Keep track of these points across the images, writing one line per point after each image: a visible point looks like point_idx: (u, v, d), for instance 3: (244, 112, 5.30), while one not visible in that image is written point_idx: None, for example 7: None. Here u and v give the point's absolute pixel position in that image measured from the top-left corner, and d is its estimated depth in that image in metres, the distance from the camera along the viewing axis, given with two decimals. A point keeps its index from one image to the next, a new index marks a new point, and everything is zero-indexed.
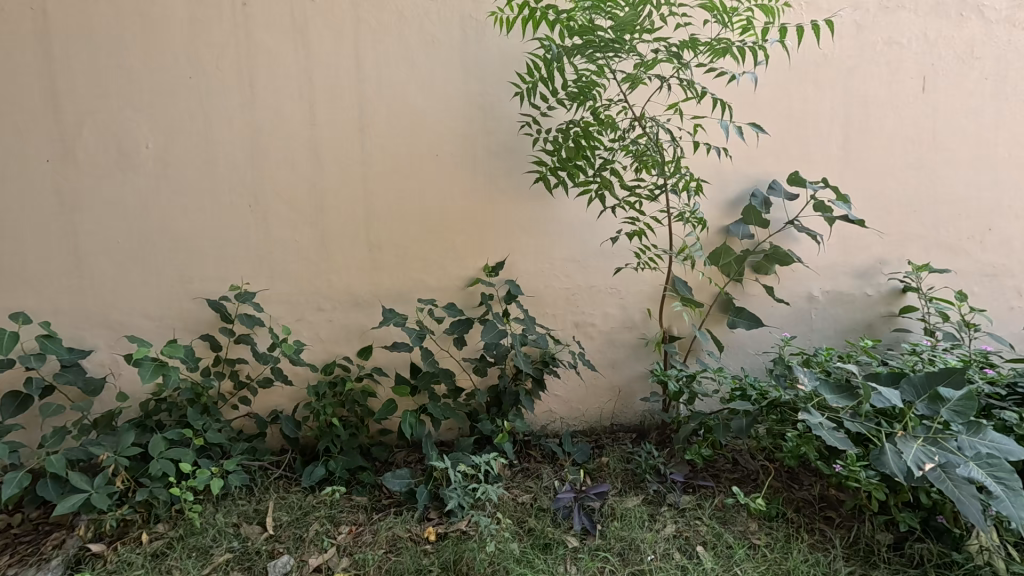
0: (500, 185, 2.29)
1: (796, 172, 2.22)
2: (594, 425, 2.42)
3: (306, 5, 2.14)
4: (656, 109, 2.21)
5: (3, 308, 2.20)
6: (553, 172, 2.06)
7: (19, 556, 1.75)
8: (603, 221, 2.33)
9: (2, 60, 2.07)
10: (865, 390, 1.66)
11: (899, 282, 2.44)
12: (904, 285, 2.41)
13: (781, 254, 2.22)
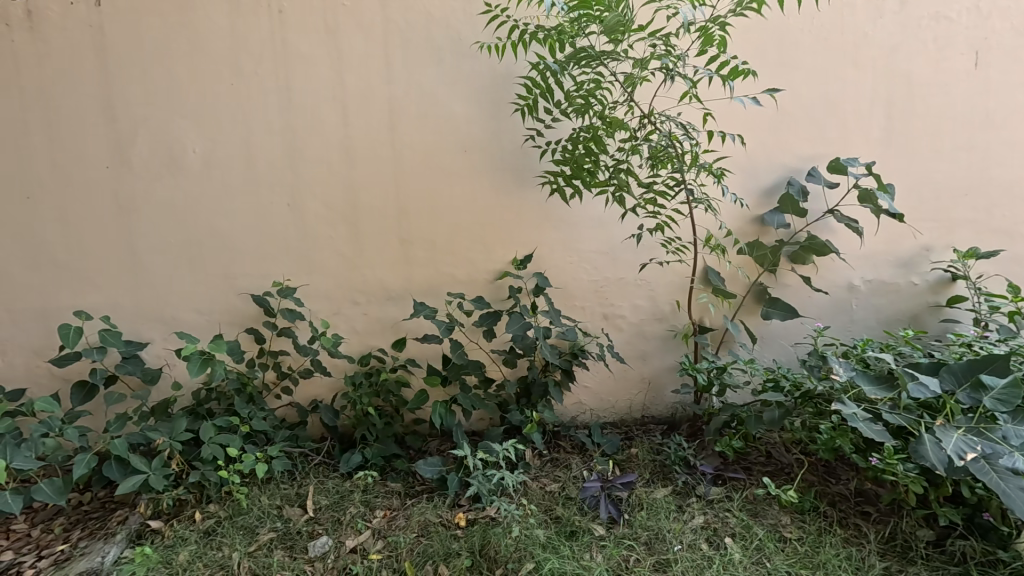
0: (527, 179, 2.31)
1: (837, 160, 2.11)
2: (624, 417, 2.42)
3: (337, 9, 2.22)
4: (664, 103, 2.22)
5: (71, 304, 2.38)
6: (568, 180, 2.10)
7: (89, 530, 1.92)
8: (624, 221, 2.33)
9: (66, 74, 2.25)
10: (903, 379, 1.63)
11: (944, 271, 2.32)
12: (951, 274, 2.28)
13: (819, 245, 2.15)
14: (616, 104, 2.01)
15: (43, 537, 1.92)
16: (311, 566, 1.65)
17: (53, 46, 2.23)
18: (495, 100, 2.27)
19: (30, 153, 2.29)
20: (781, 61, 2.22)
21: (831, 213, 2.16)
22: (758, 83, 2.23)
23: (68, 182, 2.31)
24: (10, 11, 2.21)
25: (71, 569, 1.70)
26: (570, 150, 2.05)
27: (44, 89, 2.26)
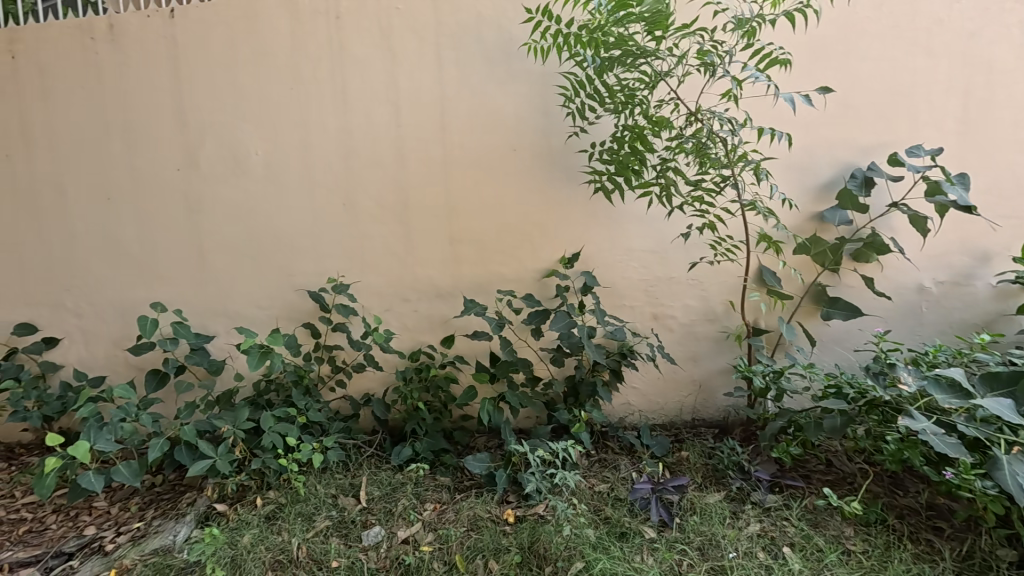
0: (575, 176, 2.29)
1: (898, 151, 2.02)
2: (674, 419, 2.37)
3: (391, 13, 2.28)
4: (709, 100, 2.17)
5: (145, 298, 2.54)
6: (611, 180, 2.08)
7: (161, 510, 2.05)
8: (672, 220, 2.29)
9: (143, 83, 2.41)
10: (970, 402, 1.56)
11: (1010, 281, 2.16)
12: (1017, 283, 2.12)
13: (883, 241, 2.04)
14: (660, 102, 1.97)
15: (120, 515, 2.06)
16: (365, 554, 1.70)
17: (132, 57, 2.39)
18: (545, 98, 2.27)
19: (111, 157, 2.46)
20: (832, 52, 2.12)
21: (895, 207, 2.04)
22: (810, 76, 2.15)
23: (143, 183, 2.46)
24: (95, 25, 2.39)
25: (146, 546, 1.82)
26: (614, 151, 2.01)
27: (124, 97, 2.42)
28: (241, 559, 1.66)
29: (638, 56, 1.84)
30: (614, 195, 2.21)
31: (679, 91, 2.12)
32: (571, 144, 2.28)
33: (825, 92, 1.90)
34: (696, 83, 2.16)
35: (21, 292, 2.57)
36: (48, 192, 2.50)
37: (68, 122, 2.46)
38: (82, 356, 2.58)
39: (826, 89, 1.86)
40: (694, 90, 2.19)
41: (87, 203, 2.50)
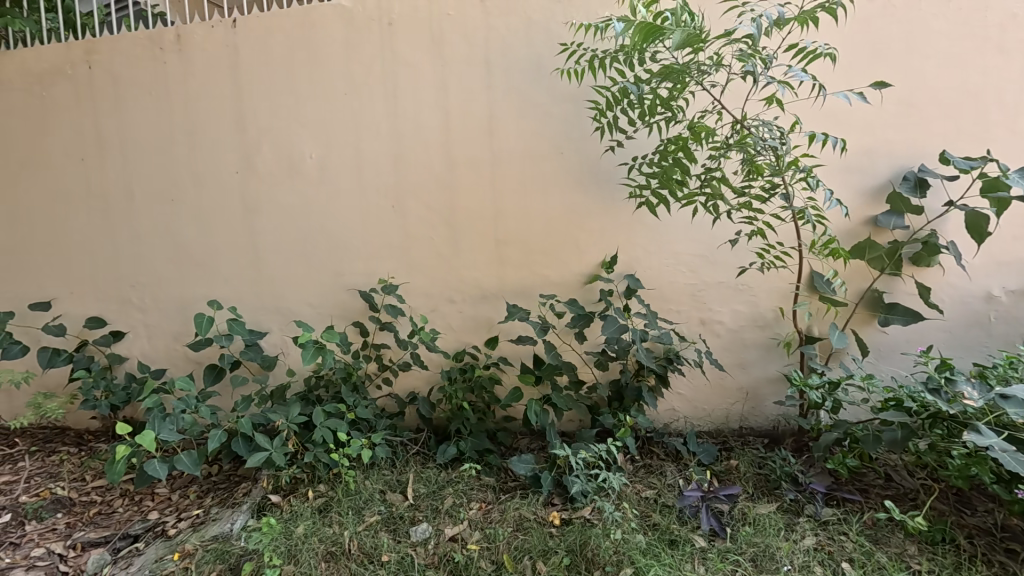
0: (619, 182, 2.27)
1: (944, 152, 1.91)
2: (721, 427, 2.32)
3: (442, 19, 2.32)
4: (754, 107, 2.09)
5: (204, 294, 2.66)
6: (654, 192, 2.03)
7: (219, 499, 2.14)
8: (719, 227, 2.25)
9: (207, 90, 2.52)
10: None
11: None
12: None
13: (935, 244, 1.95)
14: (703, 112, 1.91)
15: (180, 502, 2.16)
16: (414, 550, 1.73)
17: (197, 65, 2.51)
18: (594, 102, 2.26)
19: (175, 161, 2.59)
20: (892, 51, 2.05)
21: (952, 206, 1.92)
22: (866, 74, 2.08)
23: (205, 186, 2.58)
24: (164, 36, 2.52)
25: (206, 532, 1.90)
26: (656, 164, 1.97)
27: (188, 105, 2.54)
28: (296, 549, 1.71)
29: (677, 69, 1.80)
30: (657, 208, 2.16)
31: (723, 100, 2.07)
32: (611, 161, 2.28)
33: (881, 87, 1.81)
34: (741, 91, 2.10)
35: (91, 288, 2.73)
36: (117, 194, 2.65)
37: (137, 128, 2.60)
38: (144, 350, 2.72)
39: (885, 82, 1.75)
40: (738, 96, 2.11)
41: (153, 204, 2.63)
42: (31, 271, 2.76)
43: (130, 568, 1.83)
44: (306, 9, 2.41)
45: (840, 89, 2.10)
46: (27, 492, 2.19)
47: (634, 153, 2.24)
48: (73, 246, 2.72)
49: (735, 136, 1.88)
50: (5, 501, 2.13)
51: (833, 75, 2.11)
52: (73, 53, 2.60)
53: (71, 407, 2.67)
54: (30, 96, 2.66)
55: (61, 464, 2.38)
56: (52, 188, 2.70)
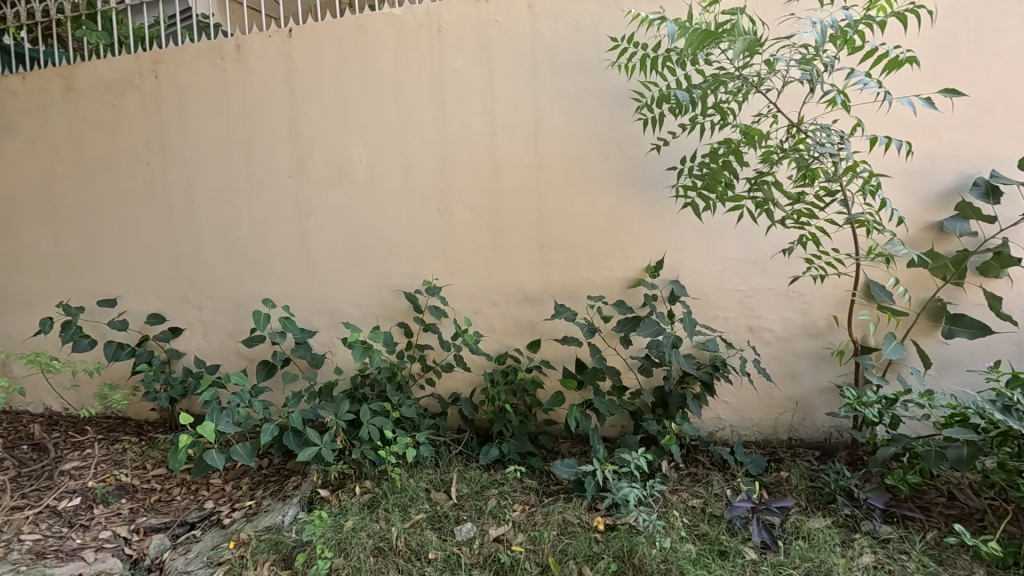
0: (664, 187, 2.26)
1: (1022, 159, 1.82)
2: (769, 437, 2.26)
3: (490, 25, 2.35)
4: (812, 110, 2.05)
5: (257, 293, 2.76)
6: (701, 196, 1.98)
7: (270, 491, 2.22)
8: (773, 235, 2.20)
9: (263, 96, 2.63)
10: None
11: None
12: None
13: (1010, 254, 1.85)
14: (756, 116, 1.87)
15: (234, 492, 2.25)
16: (459, 549, 1.75)
17: (254, 74, 2.62)
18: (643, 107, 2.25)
19: (232, 165, 2.71)
20: (961, 53, 1.97)
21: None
22: (935, 77, 2.00)
23: (259, 189, 2.69)
24: (224, 46, 2.64)
25: (259, 523, 1.97)
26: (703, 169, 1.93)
27: (245, 111, 2.66)
28: (346, 543, 1.76)
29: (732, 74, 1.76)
30: (703, 211, 2.11)
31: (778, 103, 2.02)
32: (661, 163, 2.25)
33: (953, 95, 1.71)
34: (797, 93, 2.06)
35: (153, 286, 2.87)
36: (179, 197, 2.79)
37: (198, 134, 2.73)
38: (201, 345, 2.84)
39: (957, 89, 1.68)
40: (795, 100, 2.06)
41: (211, 206, 2.76)
42: (99, 268, 2.92)
43: (189, 554, 1.91)
44: (359, 19, 2.48)
45: (907, 93, 2.03)
46: (94, 477, 2.32)
47: (675, 155, 2.23)
48: (137, 246, 2.87)
49: (791, 140, 1.82)
50: (75, 485, 2.26)
51: (899, 80, 2.04)
52: (141, 63, 2.75)
53: (133, 399, 2.81)
54: (101, 105, 2.83)
55: (125, 452, 2.51)
56: (119, 192, 2.86)
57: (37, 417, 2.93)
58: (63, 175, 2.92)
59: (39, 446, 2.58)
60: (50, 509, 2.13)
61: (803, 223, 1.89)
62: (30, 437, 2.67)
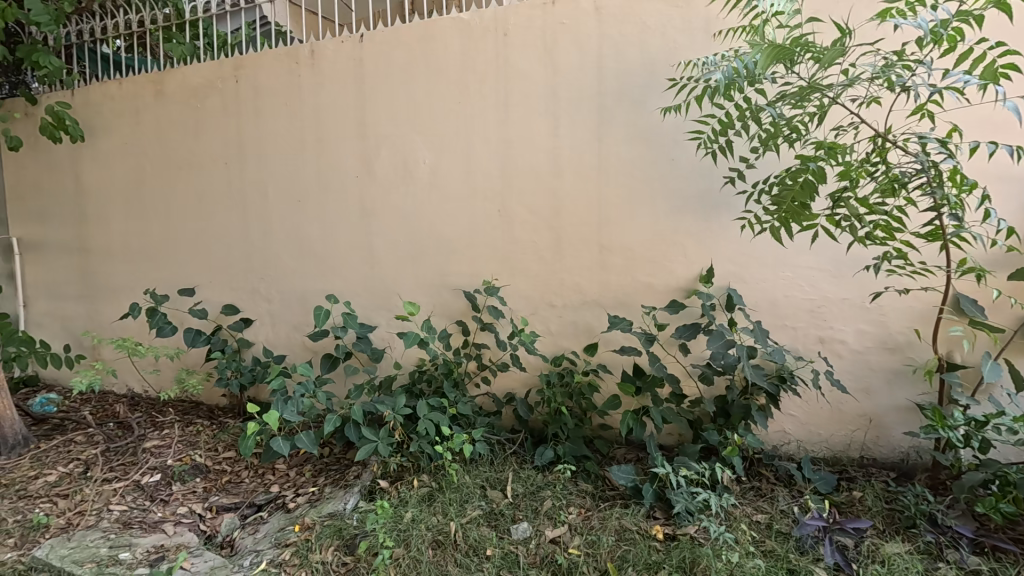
0: (734, 211, 2.19)
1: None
2: (839, 455, 2.15)
3: (557, 28, 2.36)
4: (899, 118, 1.96)
5: (322, 288, 2.88)
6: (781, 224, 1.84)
7: (332, 478, 2.30)
8: (855, 255, 2.09)
9: (334, 100, 2.74)
10: None
11: None
12: None
13: None
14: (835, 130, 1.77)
15: (298, 478, 2.35)
16: (517, 548, 1.76)
17: (327, 79, 2.74)
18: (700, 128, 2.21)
19: (303, 166, 2.83)
20: None
21: None
22: None
23: (328, 189, 2.80)
24: (300, 52, 2.77)
25: (323, 509, 2.04)
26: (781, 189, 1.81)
27: (317, 115, 2.78)
28: (407, 534, 1.80)
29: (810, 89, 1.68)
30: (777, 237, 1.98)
31: (857, 113, 1.94)
32: (726, 185, 2.20)
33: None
34: (879, 106, 1.98)
35: (227, 279, 3.04)
36: (253, 195, 2.94)
37: (272, 137, 2.87)
38: (269, 337, 2.98)
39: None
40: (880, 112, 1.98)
41: (282, 205, 2.89)
42: (180, 260, 3.12)
43: (257, 534, 2.01)
44: (427, 24, 2.55)
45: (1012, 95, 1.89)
46: (173, 455, 2.48)
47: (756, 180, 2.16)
48: (213, 241, 3.05)
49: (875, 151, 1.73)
50: (156, 462, 2.42)
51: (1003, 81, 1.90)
52: (223, 69, 2.93)
53: (206, 384, 2.98)
54: (187, 109, 3.02)
55: (198, 434, 2.67)
56: (200, 190, 3.04)
57: (121, 398, 3.16)
58: (150, 174, 3.14)
59: (124, 424, 2.78)
60: (134, 483, 2.28)
61: (887, 238, 1.78)
62: (116, 416, 2.88)
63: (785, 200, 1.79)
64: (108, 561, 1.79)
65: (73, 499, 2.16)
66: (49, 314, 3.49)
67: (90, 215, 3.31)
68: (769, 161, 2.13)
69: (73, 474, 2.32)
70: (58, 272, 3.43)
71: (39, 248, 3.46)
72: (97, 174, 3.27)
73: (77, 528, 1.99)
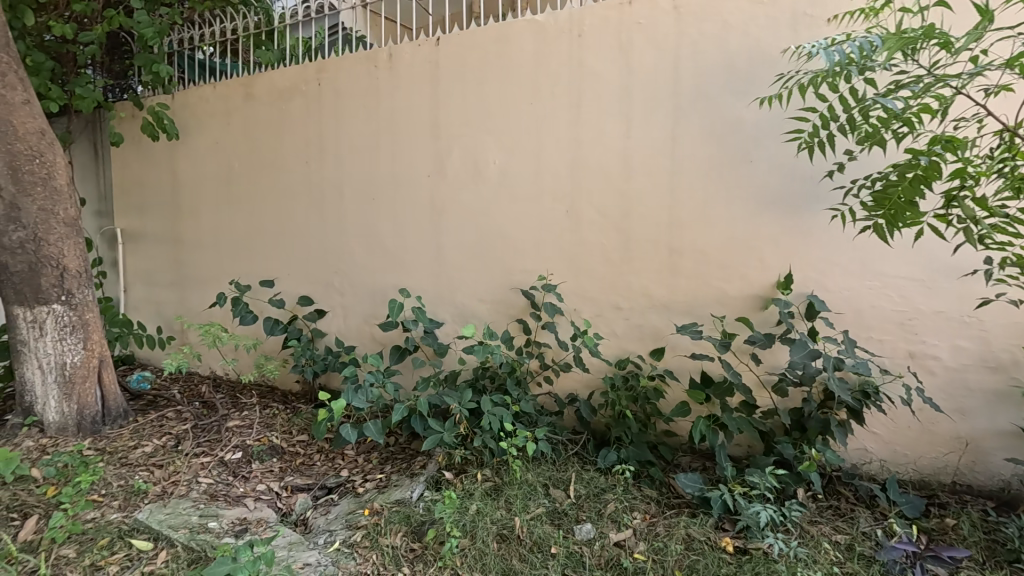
0: (830, 209, 2.08)
1: None
2: (928, 479, 2.01)
3: (633, 27, 2.34)
4: None
5: (392, 283, 2.98)
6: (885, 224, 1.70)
7: (399, 466, 2.39)
8: (962, 256, 1.94)
9: (409, 101, 2.83)
10: None
11: None
12: None
13: None
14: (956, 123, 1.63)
15: (366, 465, 2.44)
16: (581, 547, 1.76)
17: (403, 82, 2.83)
18: (797, 124, 2.11)
19: (378, 165, 2.95)
20: None
21: None
22: None
23: (401, 187, 2.90)
24: (379, 55, 2.89)
25: (390, 495, 2.12)
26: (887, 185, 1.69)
27: (393, 116, 2.88)
28: (472, 525, 1.84)
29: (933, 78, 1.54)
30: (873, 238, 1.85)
31: (983, 105, 1.84)
32: (826, 181, 2.08)
33: None
34: (1010, 99, 1.87)
35: (304, 272, 3.21)
36: (330, 192, 3.09)
37: (350, 137, 3.00)
38: (340, 328, 3.12)
39: None
40: (1014, 102, 1.86)
41: (357, 202, 3.02)
42: (262, 253, 3.32)
43: (329, 515, 2.10)
44: (503, 25, 2.59)
45: None
46: (252, 435, 2.64)
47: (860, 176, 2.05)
48: (292, 235, 3.22)
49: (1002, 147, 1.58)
50: (237, 441, 2.59)
51: None
52: (307, 73, 3.09)
53: (282, 370, 3.16)
54: (272, 110, 3.21)
55: (275, 416, 2.83)
56: (282, 187, 3.23)
57: (205, 379, 3.40)
58: (238, 171, 3.35)
59: (209, 404, 2.99)
60: (219, 459, 2.45)
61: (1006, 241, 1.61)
62: (201, 395, 3.11)
63: (891, 197, 1.66)
64: (199, 528, 1.93)
65: (167, 469, 2.34)
66: (145, 299, 3.80)
67: (183, 209, 3.58)
68: (875, 157, 2.03)
69: (166, 446, 2.51)
70: (154, 261, 3.73)
71: (139, 239, 3.78)
72: (191, 171, 3.53)
73: (171, 496, 2.15)
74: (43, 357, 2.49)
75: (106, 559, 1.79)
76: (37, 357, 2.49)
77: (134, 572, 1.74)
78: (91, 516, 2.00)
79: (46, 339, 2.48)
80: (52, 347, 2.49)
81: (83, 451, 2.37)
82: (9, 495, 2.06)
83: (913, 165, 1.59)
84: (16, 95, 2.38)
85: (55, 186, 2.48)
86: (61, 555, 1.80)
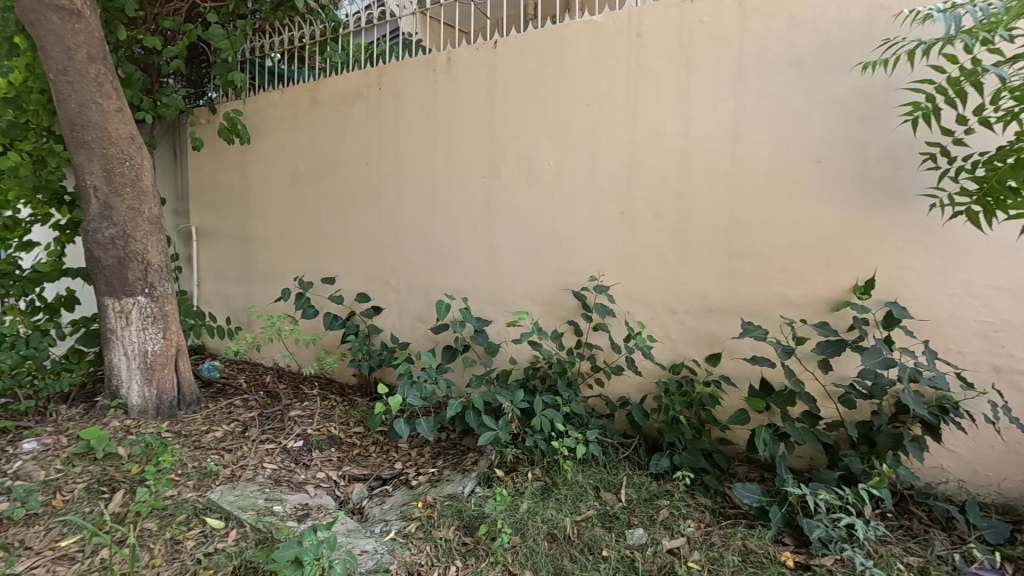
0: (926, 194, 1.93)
1: None
2: (1013, 503, 1.87)
3: (694, 25, 2.29)
4: None
5: (445, 282, 3.04)
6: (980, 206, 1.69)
7: (451, 462, 2.44)
8: None
9: (466, 103, 2.88)
10: None
11: None
12: None
13: None
14: None
15: (419, 459, 2.51)
16: (633, 553, 1.75)
17: (461, 85, 2.89)
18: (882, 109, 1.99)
19: (434, 166, 3.02)
20: None
21: None
22: None
23: (456, 188, 2.96)
24: (437, 59, 2.96)
25: (443, 489, 2.17)
26: (988, 169, 1.69)
27: (450, 119, 2.94)
28: (523, 524, 1.87)
29: None
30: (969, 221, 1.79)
31: None
32: (921, 166, 1.93)
33: None
34: None
35: (362, 269, 3.33)
36: (389, 193, 3.19)
37: (409, 139, 3.09)
38: (395, 325, 3.22)
39: None
40: None
41: (414, 203, 3.11)
42: (323, 251, 3.47)
43: (384, 505, 2.18)
44: (561, 27, 2.59)
45: None
46: (313, 425, 2.76)
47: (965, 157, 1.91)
48: (352, 234, 3.35)
49: None
50: (299, 430, 2.72)
51: None
52: (368, 78, 3.20)
53: (339, 364, 3.30)
54: (336, 114, 3.35)
55: (333, 408, 2.95)
56: (344, 187, 3.36)
57: (269, 369, 3.58)
58: (303, 172, 3.52)
59: (272, 394, 3.15)
60: (282, 446, 2.58)
61: None
62: (266, 385, 3.28)
63: (990, 180, 1.67)
64: (266, 511, 2.04)
65: (236, 453, 2.48)
66: (215, 293, 4.05)
67: (252, 208, 3.79)
68: (985, 137, 1.87)
69: (235, 432, 2.67)
70: (224, 257, 3.96)
71: (211, 236, 4.03)
72: (259, 173, 3.73)
73: (239, 479, 2.29)
74: (129, 344, 2.69)
75: (184, 534, 1.93)
76: (123, 344, 2.69)
77: (208, 548, 1.86)
78: (170, 493, 2.15)
79: (132, 328, 2.69)
80: (137, 335, 2.70)
81: (162, 433, 2.56)
82: (100, 470, 2.25)
83: (1015, 150, 1.62)
84: (111, 104, 2.59)
85: (143, 187, 2.69)
86: (144, 528, 1.95)
